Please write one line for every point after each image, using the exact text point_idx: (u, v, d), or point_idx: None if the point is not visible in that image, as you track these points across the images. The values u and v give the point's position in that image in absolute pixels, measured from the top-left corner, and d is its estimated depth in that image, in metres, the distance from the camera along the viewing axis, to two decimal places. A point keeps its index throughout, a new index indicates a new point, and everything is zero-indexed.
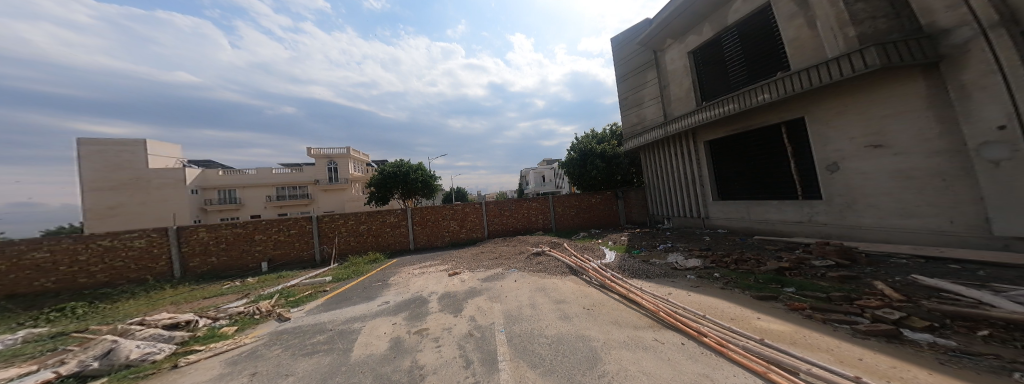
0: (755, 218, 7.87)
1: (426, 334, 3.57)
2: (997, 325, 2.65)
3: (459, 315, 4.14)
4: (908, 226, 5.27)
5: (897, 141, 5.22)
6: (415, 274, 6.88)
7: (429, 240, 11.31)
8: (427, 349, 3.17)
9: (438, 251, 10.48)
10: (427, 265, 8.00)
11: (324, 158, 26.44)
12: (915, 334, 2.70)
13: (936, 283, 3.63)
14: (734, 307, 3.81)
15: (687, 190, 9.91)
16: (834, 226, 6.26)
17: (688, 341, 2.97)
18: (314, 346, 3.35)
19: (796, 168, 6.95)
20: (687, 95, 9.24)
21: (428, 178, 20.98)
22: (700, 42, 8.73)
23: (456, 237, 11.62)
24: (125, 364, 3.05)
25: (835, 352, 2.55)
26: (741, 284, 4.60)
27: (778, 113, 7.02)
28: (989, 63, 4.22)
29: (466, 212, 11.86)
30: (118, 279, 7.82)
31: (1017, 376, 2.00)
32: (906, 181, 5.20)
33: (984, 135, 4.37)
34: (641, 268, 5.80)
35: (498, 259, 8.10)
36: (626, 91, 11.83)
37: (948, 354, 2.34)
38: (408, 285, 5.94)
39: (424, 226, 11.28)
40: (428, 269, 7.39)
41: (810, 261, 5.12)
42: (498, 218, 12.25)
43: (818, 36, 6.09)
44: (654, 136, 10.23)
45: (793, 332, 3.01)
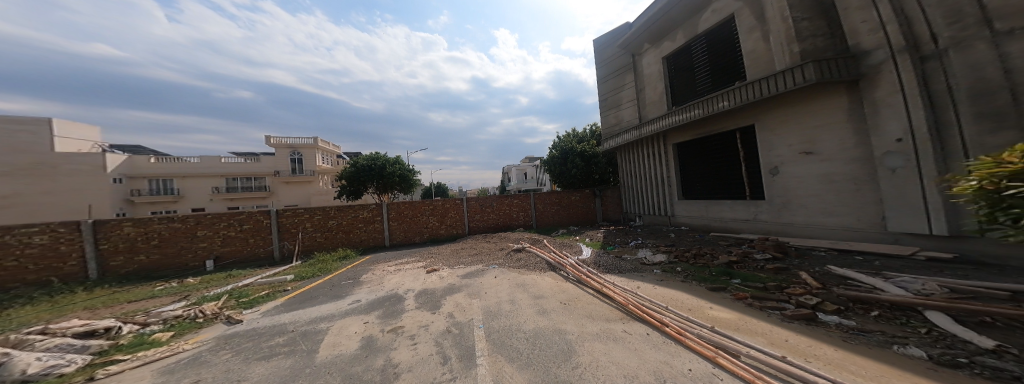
0: (712, 216, 8.38)
1: (400, 332, 3.48)
2: (884, 306, 3.07)
3: (436, 312, 4.07)
4: (828, 224, 5.90)
5: (825, 148, 5.81)
6: (390, 271, 6.70)
7: (407, 236, 11.03)
8: (402, 347, 3.09)
9: (416, 248, 10.24)
10: (405, 262, 7.81)
11: (286, 148, 24.64)
12: (827, 317, 3.02)
13: (843, 272, 4.09)
14: (693, 298, 4.04)
15: (657, 189, 10.36)
16: (772, 223, 6.85)
17: (653, 331, 3.11)
18: (271, 349, 3.15)
19: (746, 171, 7.49)
20: (659, 99, 9.64)
21: (406, 174, 20.32)
22: (673, 49, 9.09)
23: (435, 233, 11.40)
24: (22, 379, 2.67)
25: (768, 335, 2.79)
26: (697, 277, 4.91)
27: (734, 120, 7.52)
28: (896, 82, 4.80)
29: (446, 207, 11.65)
30: (11, 282, 6.72)
31: (896, 348, 2.32)
32: (828, 184, 5.82)
33: (886, 145, 4.97)
34: (614, 264, 6.03)
35: (479, 255, 8.08)
36: (605, 92, 12.17)
37: (849, 332, 2.64)
38: (381, 282, 5.75)
39: (401, 222, 10.97)
40: (404, 266, 7.21)
41: (752, 254, 5.55)
42: (479, 214, 12.18)
43: (770, 50, 6.57)
44: (629, 138, 10.60)
45: (737, 319, 3.25)
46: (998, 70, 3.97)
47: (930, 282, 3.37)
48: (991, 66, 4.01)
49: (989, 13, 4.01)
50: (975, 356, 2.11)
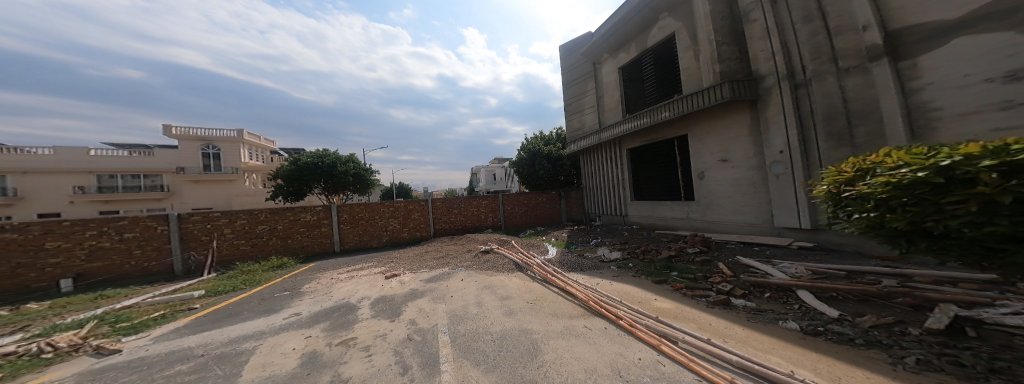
0: (657, 216, 9.17)
1: (352, 344, 3.21)
2: (774, 289, 3.85)
3: (396, 320, 3.83)
4: (735, 221, 6.92)
5: (736, 156, 6.80)
6: (339, 279, 6.16)
7: (362, 241, 10.25)
8: (354, 360, 2.84)
9: (373, 253, 9.60)
10: (359, 268, 7.28)
11: (196, 140, 21.45)
12: (738, 300, 3.69)
13: (746, 261, 4.84)
14: (642, 291, 4.36)
15: (613, 191, 11.04)
16: (698, 221, 7.78)
17: (609, 325, 3.27)
18: (170, 378, 2.69)
19: (681, 175, 8.36)
20: (616, 107, 10.30)
21: (360, 173, 18.75)
22: (627, 60, 9.75)
23: (395, 236, 10.80)
24: None
25: (700, 322, 3.13)
26: (645, 271, 5.32)
27: (673, 129, 8.34)
28: (779, 104, 5.96)
29: (408, 209, 11.08)
30: None
31: (782, 324, 3.04)
32: (737, 187, 6.83)
33: (773, 155, 6.07)
34: (576, 262, 6.28)
35: (447, 257, 7.83)
36: (570, 98, 12.70)
37: (752, 313, 3.33)
38: (328, 292, 5.27)
39: (358, 226, 10.22)
40: (357, 273, 6.69)
41: (686, 249, 6.18)
42: (443, 216, 11.76)
43: (699, 68, 7.42)
44: (591, 142, 11.20)
45: (676, 308, 3.59)
46: (841, 99, 5.14)
47: (801, 267, 4.27)
48: (836, 95, 5.19)
49: (837, 52, 5.15)
50: (829, 324, 2.89)
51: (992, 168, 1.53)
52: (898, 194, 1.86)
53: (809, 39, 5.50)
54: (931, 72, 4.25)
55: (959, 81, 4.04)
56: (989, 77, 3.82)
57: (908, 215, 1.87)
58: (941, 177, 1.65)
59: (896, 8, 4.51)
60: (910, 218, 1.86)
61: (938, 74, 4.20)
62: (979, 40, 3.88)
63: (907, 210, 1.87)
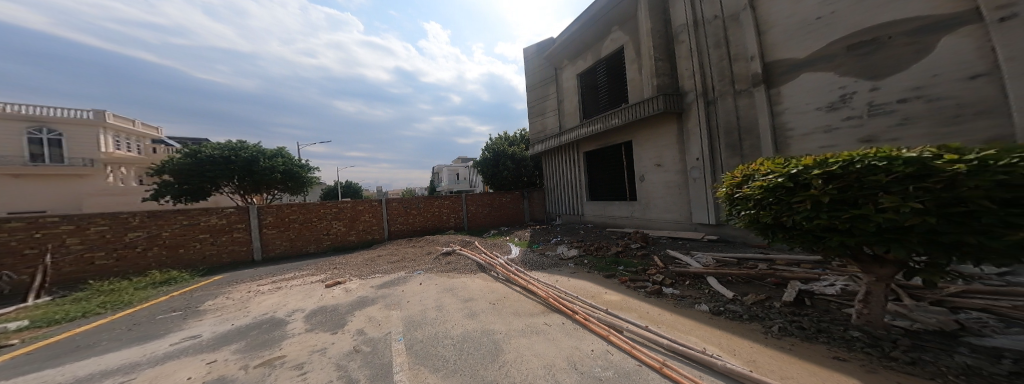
0: (607, 215, 9.85)
1: (279, 363, 2.80)
2: (691, 276, 4.42)
3: (340, 332, 3.46)
4: (665, 218, 7.79)
5: (667, 162, 7.65)
6: (261, 292, 5.34)
7: (295, 247, 9.09)
8: (284, 381, 2.47)
9: (311, 259, 8.58)
10: (290, 277, 6.42)
11: (32, 121, 16.65)
12: (668, 289, 4.15)
13: (674, 254, 5.49)
14: (595, 286, 4.62)
15: (572, 191, 11.57)
16: (639, 219, 8.58)
17: (567, 320, 3.39)
18: None
19: (626, 177, 9.10)
20: (575, 112, 10.86)
21: (291, 170, 15.30)
22: (584, 68, 10.32)
23: (338, 241, 9.81)
24: None
25: (643, 312, 3.44)
26: (597, 266, 5.67)
27: (621, 135, 9.05)
28: (697, 117, 6.87)
29: (359, 211, 10.24)
30: None
31: (697, 307, 3.54)
32: (667, 189, 7.68)
33: (692, 162, 6.99)
34: (537, 261, 6.45)
35: (406, 260, 7.36)
36: (533, 100, 13.06)
37: (677, 300, 3.79)
38: (247, 307, 4.57)
39: (290, 230, 9.03)
40: (289, 283, 5.89)
41: (631, 244, 6.74)
42: (400, 218, 11.08)
43: (642, 81, 8.16)
44: (552, 144, 11.70)
45: (622, 300, 3.89)
46: (735, 117, 6.16)
47: (710, 257, 5.00)
48: (732, 114, 6.20)
49: (735, 77, 6.14)
50: (727, 304, 3.49)
51: (818, 176, 2.29)
52: (767, 195, 2.64)
53: (717, 64, 6.42)
54: (791, 99, 5.40)
55: (802, 108, 5.27)
56: (818, 106, 5.07)
57: (772, 212, 2.64)
58: (789, 182, 2.45)
59: (772, 45, 5.63)
60: (774, 214, 2.62)
61: (792, 101, 5.39)
62: (817, 77, 5.09)
63: (773, 207, 2.62)
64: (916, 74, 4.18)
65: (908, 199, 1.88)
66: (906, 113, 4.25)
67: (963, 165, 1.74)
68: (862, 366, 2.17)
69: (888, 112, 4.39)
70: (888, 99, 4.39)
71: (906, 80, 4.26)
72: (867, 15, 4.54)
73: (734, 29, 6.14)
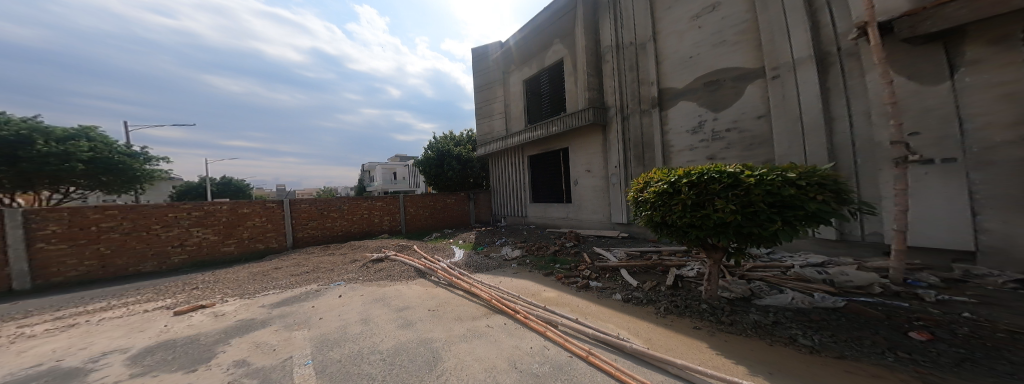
0: (547, 216, 10.41)
1: None
2: (611, 270, 5.03)
3: (209, 368, 2.63)
4: (593, 219, 8.66)
5: (595, 167, 8.56)
6: (29, 337, 3.67)
7: (104, 268, 6.46)
8: None
9: (149, 280, 6.42)
10: (100, 309, 4.65)
11: None
12: (593, 282, 4.64)
13: (599, 251, 6.19)
14: (536, 285, 4.81)
15: (515, 193, 11.86)
16: (573, 220, 9.32)
17: (509, 320, 3.38)
18: None
19: (563, 181, 9.76)
20: (520, 116, 11.21)
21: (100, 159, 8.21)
22: (529, 75, 10.78)
23: (196, 254, 7.46)
24: None
25: (579, 308, 3.73)
26: (538, 265, 5.96)
27: (559, 142, 9.72)
28: (617, 130, 7.90)
29: (244, 216, 8.22)
30: None
31: (614, 296, 4.05)
32: (595, 192, 8.59)
33: (613, 168, 7.98)
34: (481, 263, 6.37)
35: (322, 271, 6.21)
36: (480, 100, 13.07)
37: (600, 292, 4.28)
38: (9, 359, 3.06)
39: (95, 244, 6.39)
40: (110, 317, 4.29)
41: (566, 243, 7.27)
42: (310, 222, 9.39)
43: (577, 92, 8.96)
44: (498, 147, 11.84)
45: (561, 297, 4.17)
46: (642, 132, 7.34)
47: (625, 252, 5.82)
48: (641, 129, 7.36)
49: (643, 98, 7.30)
50: (633, 291, 4.10)
51: (685, 184, 2.90)
52: (656, 198, 3.17)
53: (632, 85, 7.53)
54: (675, 121, 6.70)
55: (679, 129, 6.63)
56: (686, 129, 6.47)
57: (659, 211, 3.18)
58: (669, 187, 3.01)
59: (665, 74, 6.90)
60: (660, 214, 3.16)
61: (674, 124, 6.72)
62: (687, 106, 6.49)
63: (660, 208, 3.16)
64: (735, 111, 5.71)
65: (728, 202, 2.60)
66: (728, 140, 5.81)
67: (754, 178, 2.52)
68: (711, 331, 2.83)
69: (720, 138, 5.93)
70: (722, 128, 5.90)
71: (731, 113, 5.77)
72: (718, 60, 5.99)
73: (643, 57, 7.27)
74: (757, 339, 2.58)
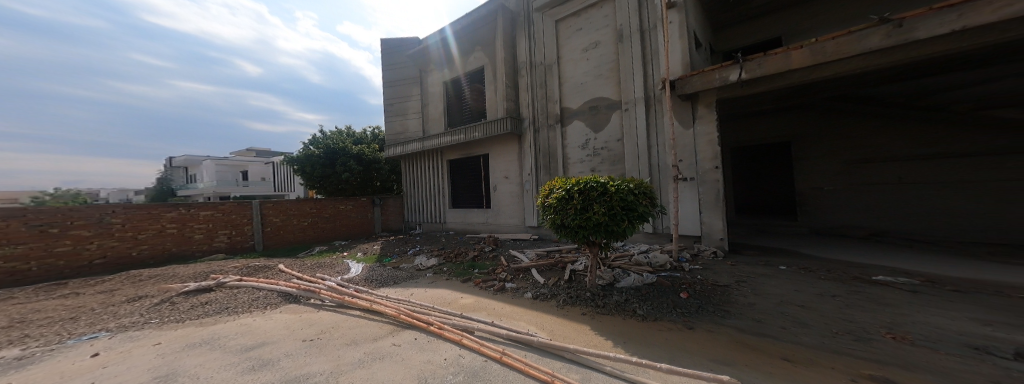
0: (467, 222, 10.22)
1: None
2: (524, 270, 5.41)
3: None
4: (512, 223, 9.09)
5: (512, 174, 9.05)
6: None
7: None
8: None
9: None
10: None
11: None
12: (507, 284, 4.89)
13: (514, 253, 6.54)
14: (453, 293, 4.71)
15: (433, 199, 11.30)
16: (492, 225, 9.51)
17: (420, 334, 3.20)
18: None
19: (484, 187, 9.85)
20: (439, 118, 10.88)
21: None
22: (450, 77, 10.61)
23: None
24: None
25: (493, 310, 3.87)
26: (456, 272, 5.86)
27: (478, 148, 9.84)
28: (531, 142, 8.57)
29: None
30: None
31: (526, 295, 4.37)
32: (512, 198, 9.04)
33: (528, 176, 8.59)
34: (388, 276, 5.80)
35: (34, 328, 3.61)
36: (391, 97, 12.06)
37: (514, 292, 4.55)
38: None
39: None
40: None
41: (485, 248, 7.37)
42: (8, 248, 5.61)
43: (495, 101, 9.28)
44: (412, 149, 11.15)
45: (478, 302, 4.21)
46: (548, 145, 8.24)
47: (535, 252, 6.38)
48: (549, 142, 8.23)
49: (549, 114, 8.24)
50: (541, 288, 4.50)
51: (574, 189, 3.47)
52: (555, 203, 3.56)
53: (542, 100, 8.36)
54: (572, 138, 7.76)
55: (574, 145, 7.71)
56: (578, 146, 7.63)
57: (557, 216, 3.56)
58: (563, 193, 3.51)
59: (565, 95, 7.94)
60: (558, 217, 3.53)
61: (571, 140, 7.78)
62: (578, 126, 7.65)
63: (558, 212, 3.55)
64: (610, 134, 7.05)
65: (602, 203, 3.26)
66: (602, 156, 7.18)
67: (614, 186, 3.30)
68: (594, 314, 3.43)
69: (600, 155, 7.23)
70: (602, 146, 7.20)
71: (608, 134, 7.09)
72: (597, 90, 7.31)
73: (550, 77, 8.19)
74: (621, 315, 3.27)
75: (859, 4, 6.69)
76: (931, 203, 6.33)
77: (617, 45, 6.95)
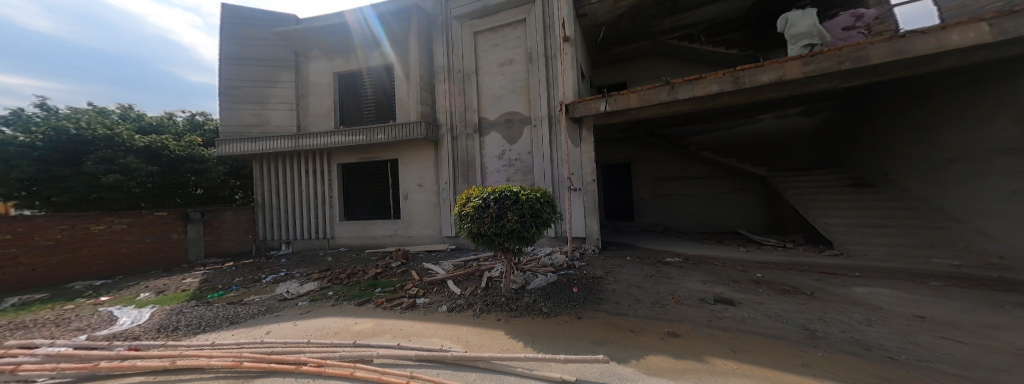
0: (367, 235, 8.65)
1: None
2: (439, 282, 4.98)
3: None
4: (426, 234, 8.31)
5: (427, 182, 8.34)
6: None
7: None
8: None
9: None
10: None
11: None
12: (419, 300, 4.40)
13: (428, 266, 5.93)
14: (341, 320, 3.86)
15: (312, 210, 9.12)
16: (400, 237, 8.43)
17: (283, 379, 2.38)
18: None
19: (393, 196, 8.70)
20: (325, 114, 9.04)
21: None
22: (345, 68, 9.02)
23: None
24: None
25: (393, 331, 3.39)
26: (348, 295, 4.83)
27: (386, 152, 8.62)
28: (450, 150, 8.14)
29: None
30: None
31: (440, 309, 4.04)
32: (427, 208, 8.32)
33: (445, 184, 8.13)
34: (218, 315, 4.22)
35: None
36: (241, 76, 9.04)
37: (427, 308, 4.11)
38: None
39: None
40: None
41: (392, 264, 6.42)
42: None
43: (408, 103, 8.41)
44: (280, 146, 8.71)
45: (376, 325, 3.58)
46: (462, 154, 8.05)
47: (452, 263, 5.97)
48: (457, 148, 8.09)
49: (456, 121, 8.15)
50: (457, 299, 4.23)
51: (491, 197, 3.49)
52: (473, 212, 3.48)
53: (460, 107, 8.12)
54: (492, 147, 7.81)
55: (496, 155, 7.77)
56: (496, 156, 7.76)
57: (475, 224, 3.48)
58: (480, 202, 3.48)
59: (484, 106, 7.95)
60: (477, 225, 3.46)
61: (490, 149, 7.84)
62: (497, 138, 7.79)
63: (476, 221, 3.47)
64: (525, 146, 7.50)
65: (518, 209, 3.41)
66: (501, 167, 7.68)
67: (527, 193, 3.53)
68: (503, 318, 3.49)
69: (509, 164, 7.62)
70: (510, 156, 7.62)
71: (522, 147, 7.53)
72: (512, 105, 7.70)
73: (468, 85, 8.08)
74: (528, 316, 3.46)
75: (670, 68, 9.58)
76: (703, 206, 9.55)
77: (527, 65, 7.54)
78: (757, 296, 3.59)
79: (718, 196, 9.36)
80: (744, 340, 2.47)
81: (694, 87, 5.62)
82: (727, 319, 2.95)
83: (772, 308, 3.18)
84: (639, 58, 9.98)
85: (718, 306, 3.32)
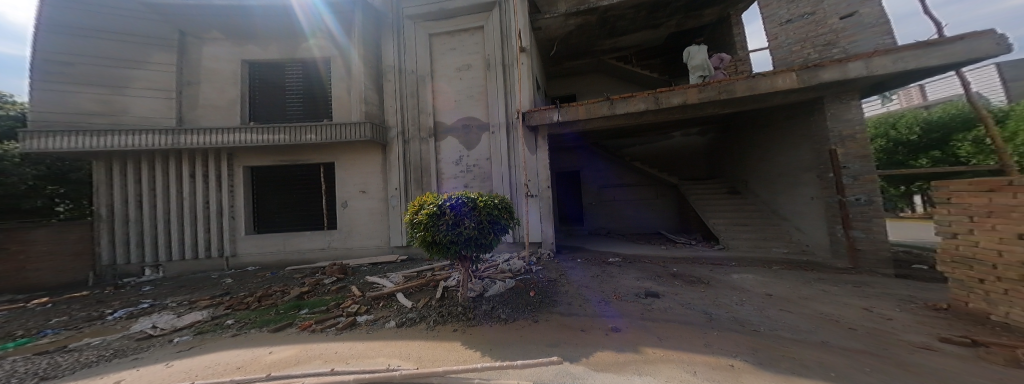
0: (289, 249, 7.48)
1: None
2: (386, 297, 4.57)
3: None
4: (367, 245, 7.59)
5: (371, 188, 7.66)
6: None
7: None
8: None
9: None
10: None
11: None
12: (363, 317, 3.96)
13: (373, 279, 5.41)
14: (246, 352, 3.23)
15: (207, 223, 7.52)
16: (338, 249, 7.54)
17: None
18: None
19: (326, 204, 7.75)
20: (228, 106, 7.60)
21: None
22: (263, 57, 7.82)
23: None
24: None
25: (322, 356, 2.96)
26: (258, 322, 4.08)
27: (322, 155, 7.65)
28: (399, 154, 7.63)
29: None
30: None
31: (388, 325, 3.68)
32: (371, 217, 7.63)
33: (392, 190, 7.57)
34: (26, 371, 3.03)
35: None
36: (94, 53, 6.92)
37: (373, 326, 3.71)
38: None
39: None
40: None
41: (323, 281, 5.66)
42: None
43: (348, 102, 7.66)
44: (150, 144, 6.91)
45: (298, 353, 3.08)
46: (411, 158, 7.60)
47: (403, 275, 5.53)
48: (404, 152, 7.64)
49: (405, 124, 7.72)
50: (408, 313, 3.92)
51: (450, 203, 3.35)
52: (430, 219, 3.28)
53: (411, 109, 7.71)
54: (447, 152, 7.56)
55: (451, 160, 7.53)
56: (452, 161, 7.52)
57: (432, 231, 3.27)
58: (438, 208, 3.32)
59: (439, 110, 7.68)
60: (433, 232, 3.25)
61: (444, 154, 7.57)
62: (453, 143, 7.57)
63: (433, 227, 3.27)
64: (481, 152, 7.43)
65: (478, 216, 3.36)
66: (453, 172, 7.48)
67: (489, 200, 3.52)
68: (458, 329, 3.35)
69: (464, 170, 7.46)
70: (464, 161, 7.47)
71: (478, 152, 7.44)
72: (467, 110, 7.57)
73: (421, 87, 7.72)
74: (484, 324, 3.38)
75: (609, 86, 10.66)
76: (640, 210, 10.68)
77: (485, 72, 7.51)
78: (676, 288, 4.15)
79: (647, 201, 10.59)
80: (670, 328, 2.83)
81: (627, 103, 6.35)
82: (657, 311, 3.34)
83: (684, 297, 3.73)
84: (585, 74, 10.89)
85: (647, 300, 3.75)
